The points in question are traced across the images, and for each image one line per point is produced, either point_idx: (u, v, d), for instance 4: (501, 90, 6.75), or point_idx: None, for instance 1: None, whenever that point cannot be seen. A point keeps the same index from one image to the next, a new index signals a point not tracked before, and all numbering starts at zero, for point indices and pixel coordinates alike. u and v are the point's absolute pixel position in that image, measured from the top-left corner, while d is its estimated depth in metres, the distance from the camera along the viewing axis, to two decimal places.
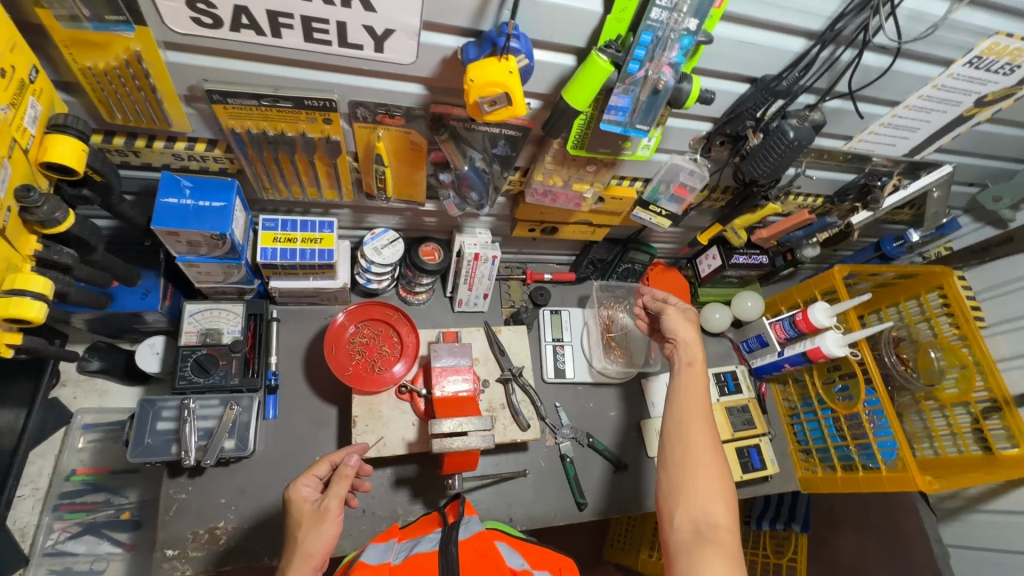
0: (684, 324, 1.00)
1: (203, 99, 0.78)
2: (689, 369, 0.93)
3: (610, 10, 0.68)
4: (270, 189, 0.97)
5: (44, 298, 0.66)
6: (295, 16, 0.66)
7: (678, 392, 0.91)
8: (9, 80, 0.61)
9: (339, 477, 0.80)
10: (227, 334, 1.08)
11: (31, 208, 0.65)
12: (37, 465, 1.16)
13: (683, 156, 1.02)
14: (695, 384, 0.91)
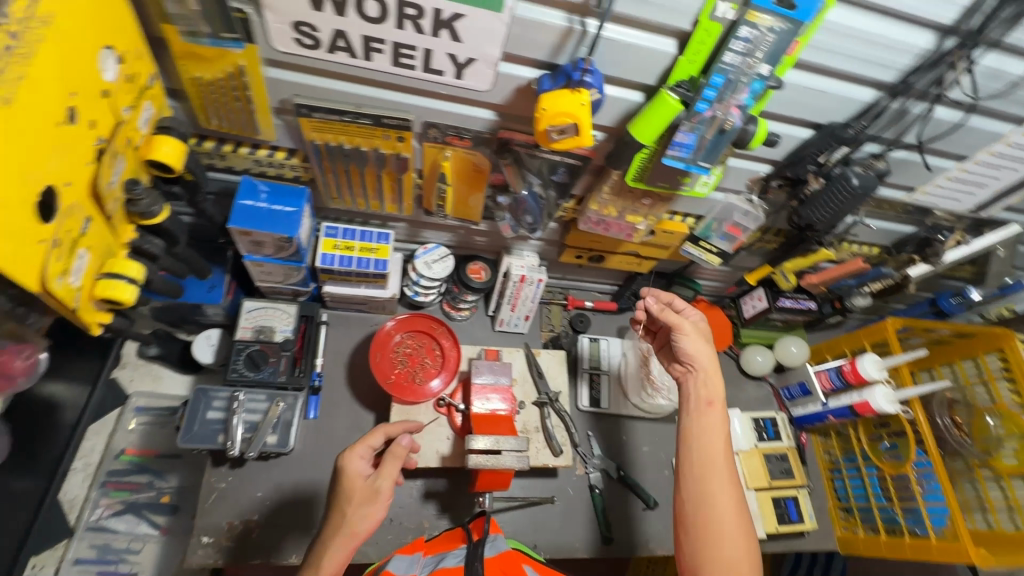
0: (703, 346, 0.92)
1: (292, 112, 0.84)
2: (712, 410, 0.87)
3: (682, 52, 0.71)
4: (337, 199, 1.03)
5: (136, 282, 0.70)
6: (387, 42, 0.71)
7: (700, 438, 0.86)
8: (131, 85, 0.68)
9: (394, 458, 0.78)
10: (279, 333, 1.12)
11: (134, 200, 0.71)
12: (91, 442, 1.20)
13: (739, 195, 1.03)
14: (720, 436, 0.85)
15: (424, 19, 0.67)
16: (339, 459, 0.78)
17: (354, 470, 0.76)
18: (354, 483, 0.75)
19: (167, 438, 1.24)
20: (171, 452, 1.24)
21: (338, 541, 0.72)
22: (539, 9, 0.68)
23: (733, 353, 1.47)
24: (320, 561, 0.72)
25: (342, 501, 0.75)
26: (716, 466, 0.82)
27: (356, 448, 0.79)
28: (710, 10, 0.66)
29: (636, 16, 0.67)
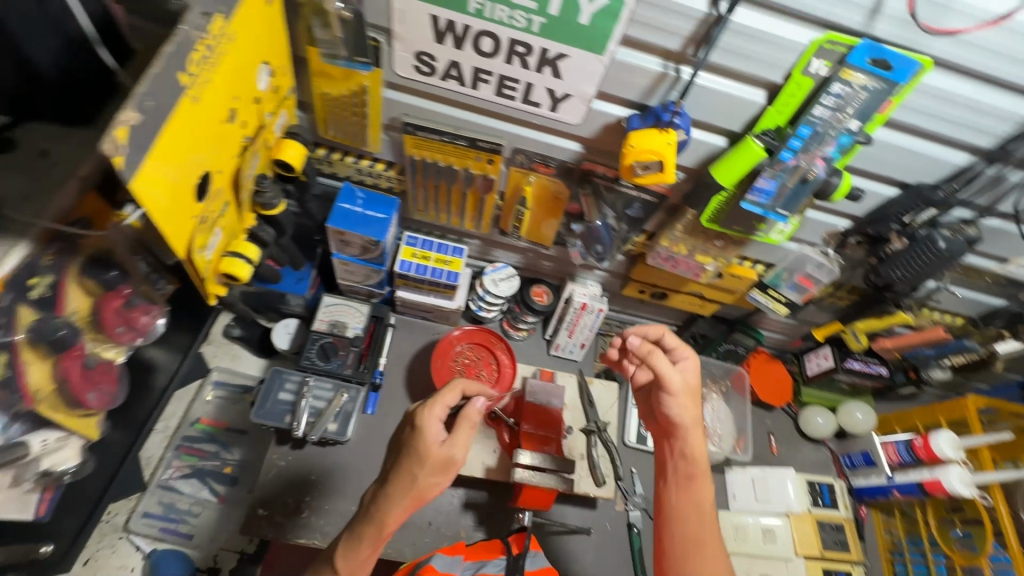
0: (687, 405, 0.89)
1: (398, 130, 0.93)
2: (694, 480, 0.86)
3: (772, 103, 0.74)
4: (422, 212, 1.11)
5: (251, 263, 0.81)
6: (494, 74, 0.78)
7: (683, 511, 0.84)
8: (275, 94, 0.79)
9: (469, 428, 0.75)
10: (351, 329, 1.20)
11: (260, 191, 0.81)
12: (174, 407, 1.30)
13: (814, 247, 1.03)
14: (700, 509, 0.84)
15: (531, 56, 0.75)
16: (416, 417, 0.75)
17: (433, 436, 0.73)
18: (431, 449, 0.73)
19: (237, 413, 1.32)
20: (241, 427, 1.31)
21: (404, 501, 0.73)
22: (637, 54, 0.73)
23: (792, 411, 1.42)
24: (385, 515, 0.73)
25: (414, 462, 0.73)
26: (702, 545, 0.81)
27: (435, 409, 0.75)
28: (804, 66, 0.68)
29: (729, 67, 0.71)
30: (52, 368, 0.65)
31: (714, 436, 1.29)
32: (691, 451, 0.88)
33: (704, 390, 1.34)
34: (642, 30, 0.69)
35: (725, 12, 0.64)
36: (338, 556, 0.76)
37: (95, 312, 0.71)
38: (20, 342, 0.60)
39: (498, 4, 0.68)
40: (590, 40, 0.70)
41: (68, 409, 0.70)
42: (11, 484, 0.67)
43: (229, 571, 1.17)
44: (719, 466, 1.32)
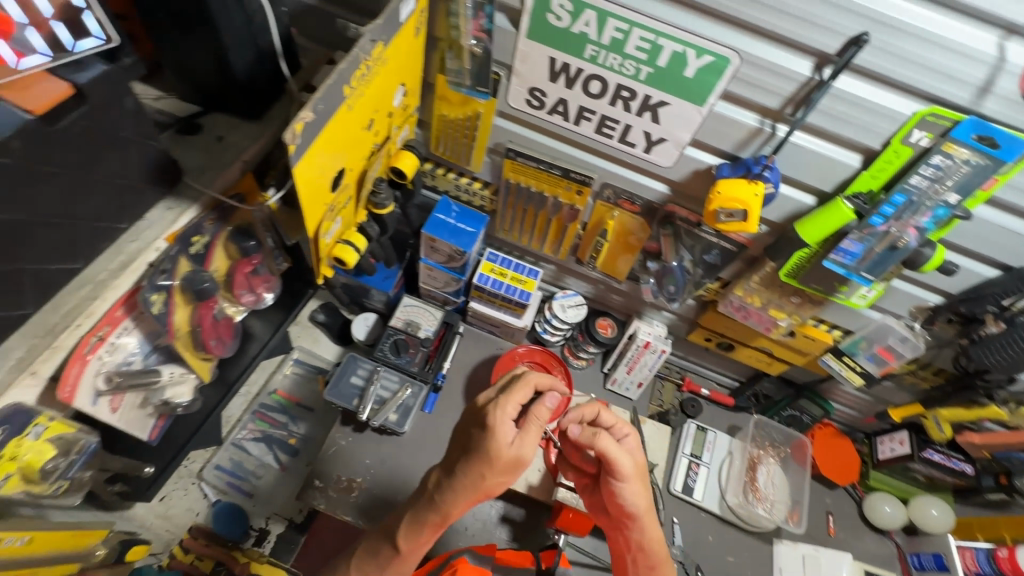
0: (639, 490, 0.85)
1: (500, 154, 1.03)
2: (652, 562, 0.87)
3: (867, 167, 0.75)
4: (507, 232, 1.20)
5: (359, 252, 0.92)
6: (597, 113, 0.86)
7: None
8: (403, 112, 0.91)
9: (538, 428, 0.77)
10: (422, 330, 1.29)
11: (375, 192, 0.93)
12: (258, 373, 1.40)
13: (898, 319, 0.99)
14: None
15: (634, 100, 0.81)
16: (489, 417, 0.76)
17: (505, 438, 0.74)
18: (501, 452, 0.74)
19: (311, 391, 1.40)
20: (311, 404, 1.39)
21: (470, 496, 0.77)
22: (735, 109, 0.78)
23: (857, 494, 1.32)
24: (450, 507, 0.78)
25: (483, 463, 0.75)
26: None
27: (508, 410, 0.76)
28: (904, 135, 0.70)
29: (826, 128, 0.74)
30: (191, 312, 0.79)
31: (767, 502, 1.23)
32: (648, 537, 0.87)
33: (761, 453, 1.30)
34: (744, 87, 0.74)
35: (827, 78, 0.68)
36: (399, 537, 0.82)
37: (228, 274, 0.85)
38: (176, 287, 0.74)
39: (612, 53, 0.76)
40: (692, 92, 0.76)
41: (193, 349, 0.83)
42: (140, 405, 0.79)
43: (278, 534, 1.25)
44: (767, 535, 1.24)
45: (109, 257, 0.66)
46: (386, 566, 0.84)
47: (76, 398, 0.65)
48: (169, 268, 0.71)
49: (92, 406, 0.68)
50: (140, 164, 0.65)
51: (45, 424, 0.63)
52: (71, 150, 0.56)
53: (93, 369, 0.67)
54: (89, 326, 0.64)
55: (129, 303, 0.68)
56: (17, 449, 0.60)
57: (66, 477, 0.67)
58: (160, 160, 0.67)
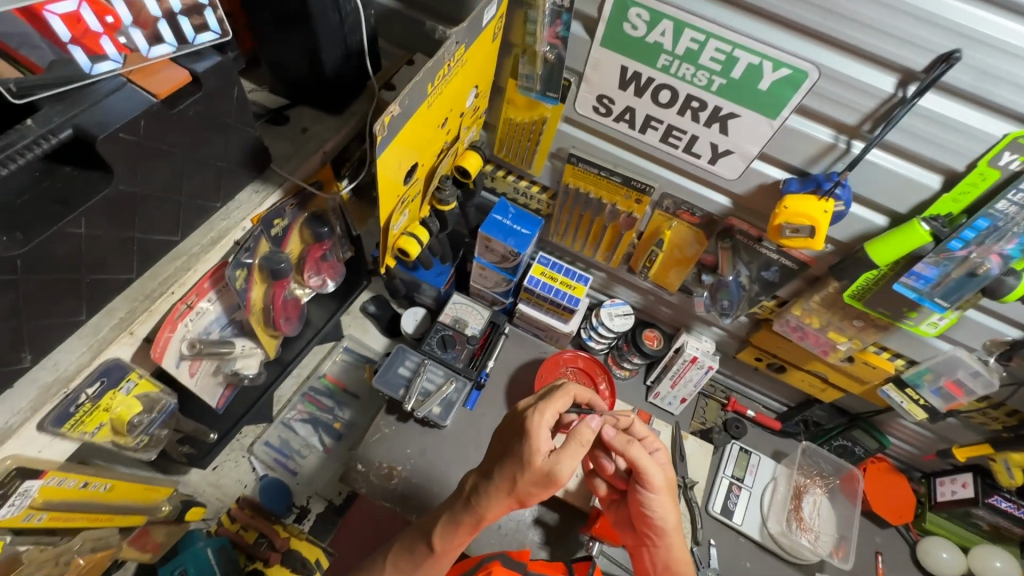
0: (668, 504, 0.85)
1: (562, 159, 1.05)
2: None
3: (947, 190, 0.73)
4: (560, 237, 1.21)
5: (421, 245, 0.96)
6: (664, 123, 0.87)
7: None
8: (473, 113, 0.94)
9: (576, 450, 0.76)
10: (469, 328, 1.31)
11: (442, 188, 0.96)
12: (311, 357, 1.45)
13: (970, 352, 0.94)
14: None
15: (703, 111, 0.82)
16: (527, 421, 0.77)
17: (541, 444, 0.75)
18: (536, 459, 0.74)
19: (357, 378, 1.45)
20: (356, 391, 1.44)
21: (505, 499, 0.77)
22: (810, 123, 0.77)
23: (910, 537, 1.25)
24: (485, 508, 0.77)
25: (518, 469, 0.76)
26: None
27: (546, 416, 0.77)
28: (991, 158, 0.67)
29: (906, 147, 0.72)
30: (266, 291, 0.84)
31: (812, 534, 1.18)
32: (674, 554, 0.87)
33: (807, 482, 1.25)
34: (820, 102, 0.73)
35: (911, 95, 0.66)
36: (434, 535, 0.80)
37: (301, 257, 0.90)
38: (255, 265, 0.79)
39: (685, 63, 0.77)
40: (765, 105, 0.76)
41: (264, 325, 0.89)
42: (213, 373, 0.85)
43: (318, 513, 1.30)
44: (810, 567, 1.19)
45: (202, 232, 0.71)
46: (420, 564, 0.81)
47: (165, 358, 0.70)
48: (252, 246, 0.76)
49: (176, 369, 0.74)
50: (237, 148, 0.70)
51: (136, 380, 0.68)
52: (184, 132, 0.61)
53: (180, 334, 0.73)
54: (180, 294, 0.69)
55: (216, 276, 0.74)
56: (111, 401, 0.66)
57: (147, 432, 0.74)
58: (254, 146, 0.72)
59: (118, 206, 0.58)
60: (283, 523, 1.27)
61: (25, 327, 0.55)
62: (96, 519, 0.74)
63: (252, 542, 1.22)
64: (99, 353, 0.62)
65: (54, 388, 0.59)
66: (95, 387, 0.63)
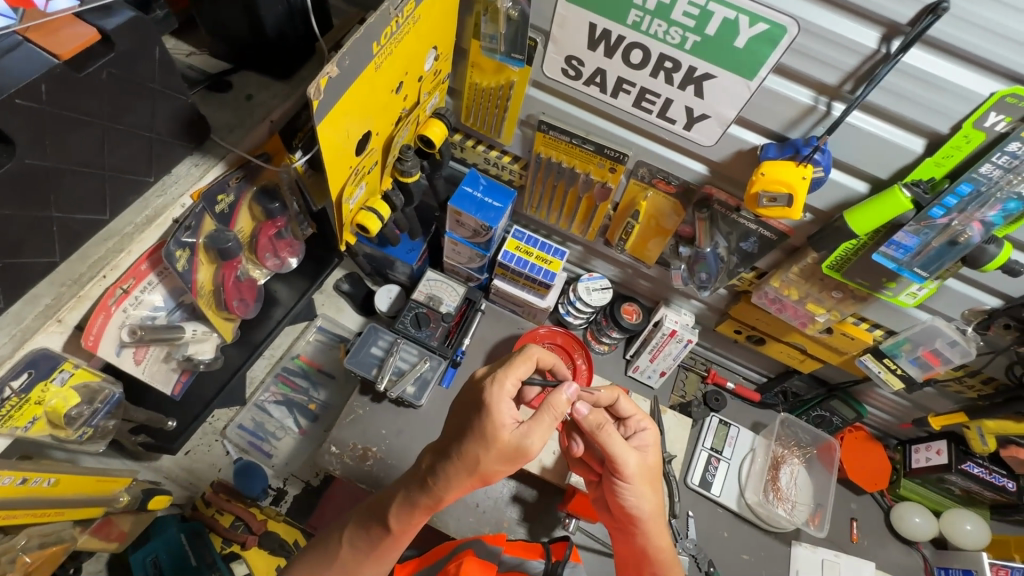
0: (645, 493, 0.84)
1: (532, 127, 0.99)
2: (658, 567, 0.85)
3: (931, 154, 0.69)
4: (534, 210, 1.16)
5: (383, 220, 0.91)
6: (636, 85, 0.81)
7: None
8: (434, 77, 0.88)
9: (548, 420, 0.74)
10: (444, 305, 1.28)
11: (402, 160, 0.89)
12: (283, 338, 1.41)
13: (949, 322, 0.92)
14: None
15: (677, 72, 0.76)
16: (486, 394, 0.73)
17: (504, 419, 0.71)
18: (500, 434, 0.71)
19: (332, 358, 1.41)
20: (331, 371, 1.40)
21: (466, 480, 0.74)
22: (789, 84, 0.72)
23: (885, 503, 1.26)
24: (446, 491, 0.75)
25: (479, 446, 0.72)
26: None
27: (507, 386, 0.73)
28: (977, 119, 0.63)
29: (888, 109, 0.68)
30: (215, 272, 0.79)
31: (788, 504, 1.19)
32: (654, 542, 0.85)
33: (784, 453, 1.25)
34: (800, 60, 0.68)
35: (895, 52, 0.62)
36: (390, 514, 0.78)
37: (252, 235, 0.85)
38: (200, 245, 0.74)
39: (657, 19, 0.71)
40: (742, 64, 0.71)
41: (216, 309, 0.84)
42: (164, 359, 0.80)
43: (294, 495, 1.28)
44: (786, 535, 1.20)
45: (136, 210, 0.66)
46: (377, 543, 0.79)
47: (100, 347, 0.66)
48: (193, 224, 0.71)
49: (117, 357, 0.69)
50: (168, 117, 0.64)
51: (71, 370, 0.64)
52: (99, 98, 0.55)
53: (118, 320, 0.68)
54: (113, 278, 0.64)
55: (154, 257, 0.68)
56: (43, 394, 0.62)
57: (90, 424, 0.70)
58: (188, 115, 0.66)
59: (27, 181, 0.53)
60: (259, 506, 1.25)
61: None
62: (44, 514, 0.71)
63: (228, 525, 1.21)
64: (23, 343, 0.57)
65: None
66: (21, 379, 0.58)
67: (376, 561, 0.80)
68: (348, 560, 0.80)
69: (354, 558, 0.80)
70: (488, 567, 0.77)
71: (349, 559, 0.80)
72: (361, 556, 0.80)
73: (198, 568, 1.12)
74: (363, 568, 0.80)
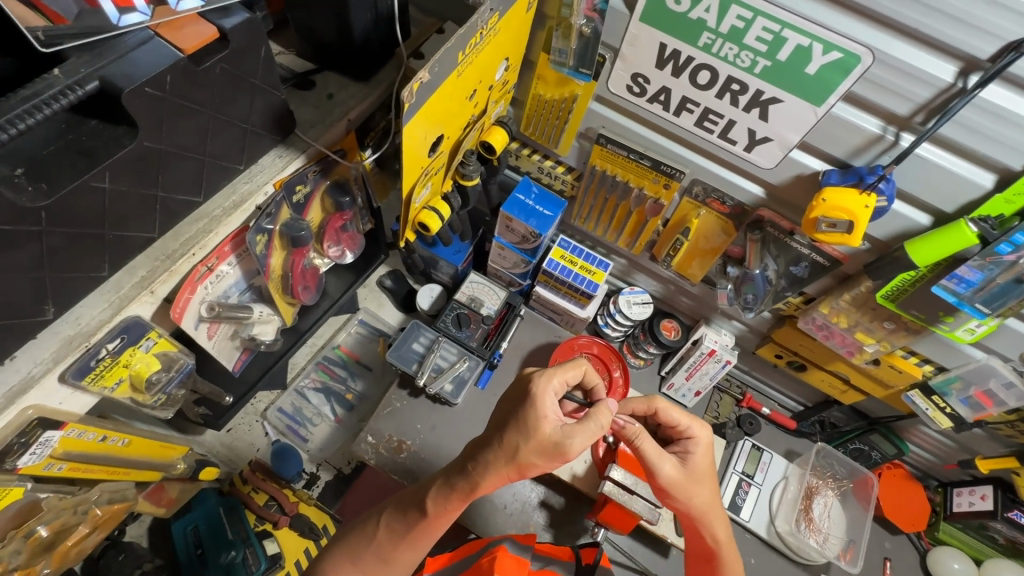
0: (693, 494, 0.83)
1: (590, 140, 1.02)
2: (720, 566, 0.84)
3: (1001, 190, 0.69)
4: (582, 221, 1.19)
5: (443, 219, 0.94)
6: (700, 105, 0.83)
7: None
8: (502, 87, 0.91)
9: (592, 428, 0.75)
10: (485, 308, 1.29)
11: (465, 163, 0.94)
12: (326, 328, 1.45)
13: (1005, 361, 0.90)
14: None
15: (744, 95, 0.78)
16: (533, 386, 0.75)
17: (547, 413, 0.73)
18: (543, 426, 0.73)
19: (371, 351, 1.44)
20: (369, 363, 1.44)
21: (504, 469, 0.73)
22: (857, 112, 0.73)
23: (921, 546, 1.23)
24: (482, 476, 0.74)
25: (521, 435, 0.73)
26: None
27: (553, 382, 0.76)
28: None
29: (959, 142, 0.68)
30: (285, 258, 0.84)
31: (820, 536, 1.17)
32: (714, 537, 0.85)
33: (817, 484, 1.23)
34: (871, 89, 0.68)
35: (972, 87, 0.62)
36: (429, 499, 0.78)
37: (320, 226, 0.90)
38: (276, 231, 0.79)
39: (728, 42, 0.73)
40: (811, 91, 0.72)
41: (281, 293, 0.89)
42: (231, 337, 0.85)
43: (326, 480, 1.32)
44: (815, 567, 1.18)
45: (224, 195, 0.71)
46: (413, 527, 0.78)
47: (184, 320, 0.71)
48: (273, 212, 0.76)
49: (194, 330, 0.74)
50: (262, 110, 0.69)
51: (155, 339, 0.69)
52: (210, 90, 0.60)
53: (199, 296, 0.73)
54: (201, 256, 0.69)
55: (236, 240, 0.74)
56: (130, 358, 0.67)
57: (164, 390, 0.74)
58: (279, 110, 0.71)
59: (142, 162, 0.57)
60: (292, 488, 1.28)
61: (47, 279, 0.55)
62: (114, 472, 0.76)
63: (262, 504, 1.24)
64: (119, 310, 0.62)
65: (76, 341, 0.59)
66: (115, 343, 0.63)
67: (410, 546, 0.79)
68: (382, 544, 0.79)
69: (388, 543, 0.79)
70: (521, 563, 0.79)
71: (384, 542, 0.79)
72: (397, 539, 0.79)
73: (232, 542, 1.19)
74: (397, 553, 0.79)
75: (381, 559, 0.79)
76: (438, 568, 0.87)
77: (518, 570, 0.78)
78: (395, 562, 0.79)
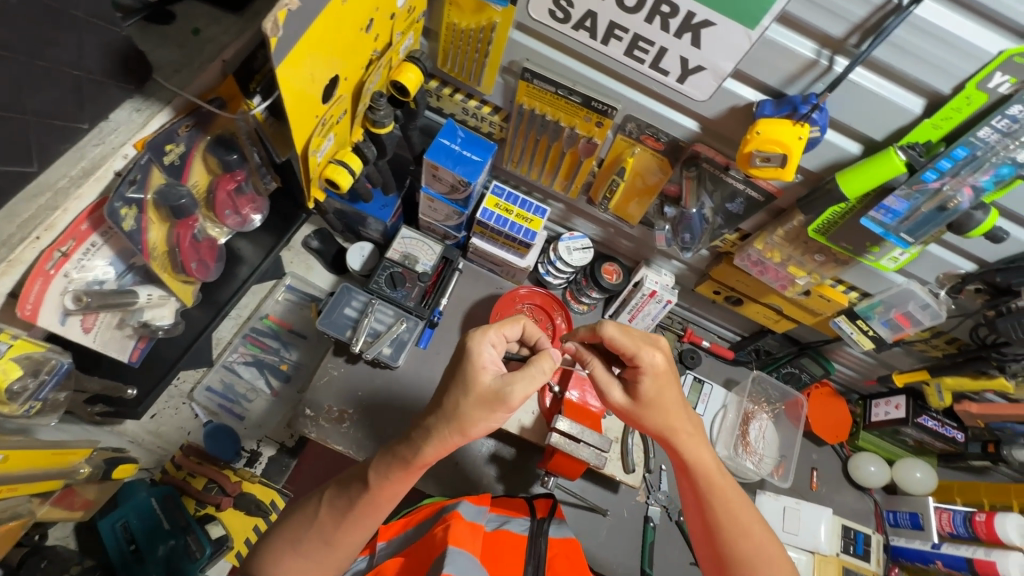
0: (652, 416, 0.76)
1: (515, 75, 0.92)
2: (698, 474, 0.75)
3: (930, 115, 0.67)
4: (515, 164, 1.10)
5: (354, 174, 0.85)
6: (629, 32, 0.75)
7: (702, 506, 0.74)
8: (409, 16, 0.80)
9: (536, 373, 0.69)
10: (420, 264, 1.21)
11: (375, 108, 0.84)
12: (250, 297, 1.32)
13: (923, 285, 0.94)
14: (716, 504, 0.74)
15: (674, 18, 0.71)
16: (468, 339, 0.71)
17: (485, 362, 0.69)
18: (481, 377, 0.68)
19: (303, 318, 1.32)
20: (303, 331, 1.32)
21: (450, 431, 0.68)
22: (792, 35, 0.67)
23: (843, 453, 1.32)
24: (423, 447, 0.69)
25: (460, 391, 0.68)
26: (746, 533, 0.72)
27: (489, 335, 0.71)
28: (982, 80, 0.61)
29: (891, 65, 0.64)
30: (168, 232, 0.75)
31: (756, 456, 1.24)
32: (688, 445, 0.75)
33: (753, 408, 1.30)
34: (806, 8, 0.63)
35: (908, 3, 0.58)
36: (371, 471, 0.73)
37: (208, 190, 0.80)
38: (149, 202, 0.69)
39: None
40: (743, 13, 0.65)
41: (173, 271, 0.80)
42: (117, 325, 0.77)
43: (269, 456, 1.23)
44: (751, 485, 1.27)
45: (69, 162, 0.61)
46: (355, 503, 0.72)
47: (40, 317, 0.62)
48: (139, 179, 0.66)
49: (61, 327, 0.66)
50: (99, 52, 0.58)
51: (8, 342, 0.61)
52: (8, 29, 0.49)
53: (59, 286, 0.63)
54: (49, 240, 0.59)
55: (95, 217, 0.63)
56: None
57: (37, 398, 0.66)
58: (123, 51, 0.60)
59: None
60: (232, 467, 1.20)
61: None
62: None
63: (201, 488, 1.17)
64: None
65: None
66: None
67: (355, 524, 0.72)
68: (325, 525, 0.73)
69: (331, 524, 0.73)
70: (477, 529, 0.73)
71: (327, 521, 0.73)
72: (338, 519, 0.73)
73: (171, 532, 1.11)
74: (341, 533, 0.72)
75: (325, 541, 0.73)
76: (392, 535, 0.82)
77: (473, 536, 0.71)
78: (342, 545, 0.73)
